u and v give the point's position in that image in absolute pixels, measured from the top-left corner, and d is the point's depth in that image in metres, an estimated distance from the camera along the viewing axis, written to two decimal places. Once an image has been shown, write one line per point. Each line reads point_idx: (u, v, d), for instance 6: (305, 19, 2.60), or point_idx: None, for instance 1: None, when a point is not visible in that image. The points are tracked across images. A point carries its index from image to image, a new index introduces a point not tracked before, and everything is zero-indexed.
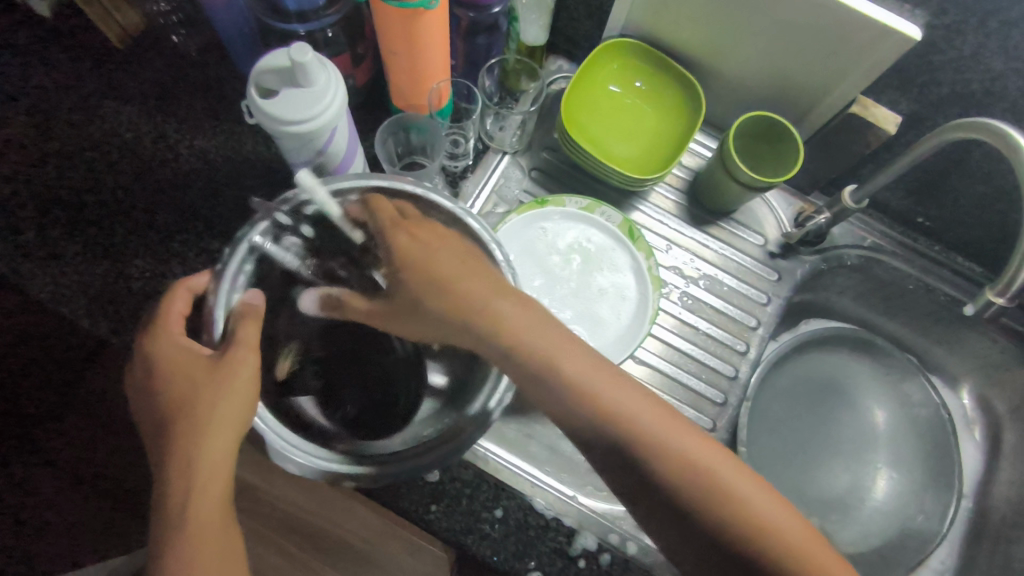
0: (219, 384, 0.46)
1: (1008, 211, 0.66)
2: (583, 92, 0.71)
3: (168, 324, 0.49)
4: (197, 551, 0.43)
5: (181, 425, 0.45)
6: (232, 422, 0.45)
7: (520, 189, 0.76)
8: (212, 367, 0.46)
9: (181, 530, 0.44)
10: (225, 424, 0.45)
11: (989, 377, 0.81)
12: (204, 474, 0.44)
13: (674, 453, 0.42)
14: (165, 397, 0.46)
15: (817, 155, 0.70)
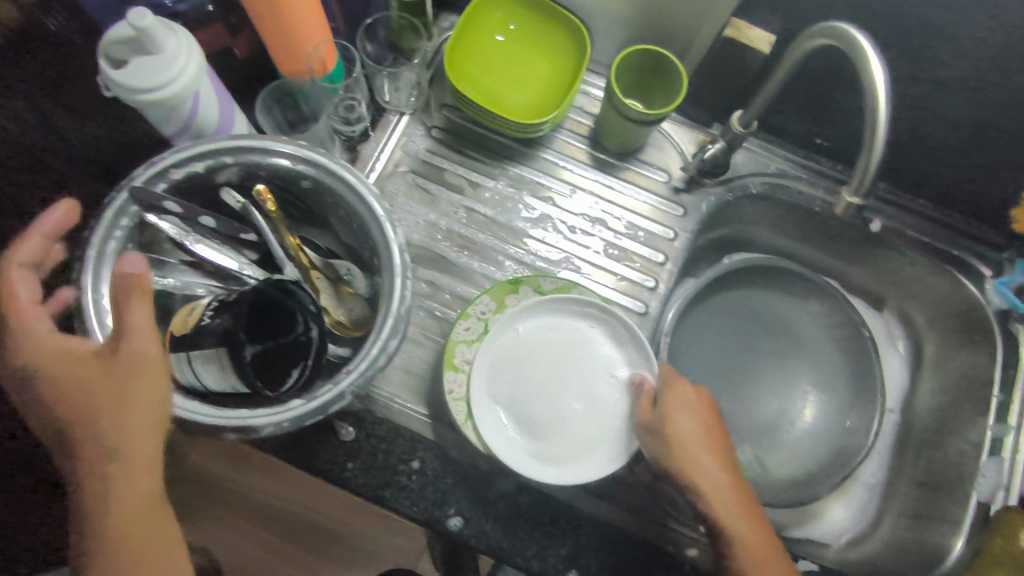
0: (130, 377, 0.42)
1: (893, 121, 0.67)
2: (470, 45, 0.71)
3: (32, 323, 0.44)
4: (124, 522, 0.42)
5: (75, 417, 0.42)
6: (149, 405, 0.43)
7: (423, 146, 0.75)
8: (111, 358, 0.43)
9: (109, 507, 0.42)
10: (143, 408, 0.43)
11: (904, 290, 0.83)
12: (143, 461, 0.43)
13: None
14: (45, 386, 0.43)
15: (706, 86, 0.70)
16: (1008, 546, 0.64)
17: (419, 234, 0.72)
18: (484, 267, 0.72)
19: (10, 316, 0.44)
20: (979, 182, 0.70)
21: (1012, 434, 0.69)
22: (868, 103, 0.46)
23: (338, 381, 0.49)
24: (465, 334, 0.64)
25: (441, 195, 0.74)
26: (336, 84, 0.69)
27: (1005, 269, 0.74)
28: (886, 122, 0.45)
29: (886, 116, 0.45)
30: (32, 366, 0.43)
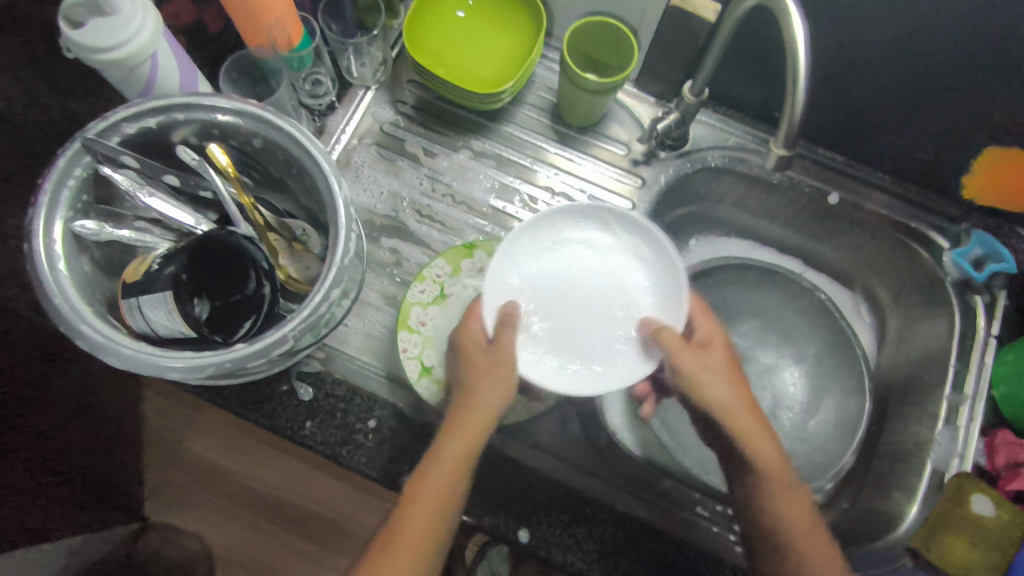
0: (489, 377, 0.56)
1: (843, 90, 0.69)
2: (431, 20, 0.73)
3: (468, 323, 0.60)
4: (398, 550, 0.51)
5: (463, 411, 0.56)
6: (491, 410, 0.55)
7: (388, 122, 0.77)
8: (486, 348, 0.57)
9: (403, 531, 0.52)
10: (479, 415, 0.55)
11: (870, 267, 0.83)
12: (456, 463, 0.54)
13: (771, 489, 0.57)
14: (480, 380, 0.56)
15: (661, 56, 0.71)
16: (957, 509, 0.64)
17: (382, 204, 0.74)
18: (444, 236, 0.73)
19: (465, 339, 0.59)
20: (932, 152, 0.71)
21: (967, 403, 0.70)
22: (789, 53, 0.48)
23: (282, 326, 0.49)
24: (420, 297, 0.65)
25: (406, 167, 0.76)
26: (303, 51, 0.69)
27: (963, 241, 0.75)
28: (802, 83, 0.49)
29: (805, 67, 0.48)
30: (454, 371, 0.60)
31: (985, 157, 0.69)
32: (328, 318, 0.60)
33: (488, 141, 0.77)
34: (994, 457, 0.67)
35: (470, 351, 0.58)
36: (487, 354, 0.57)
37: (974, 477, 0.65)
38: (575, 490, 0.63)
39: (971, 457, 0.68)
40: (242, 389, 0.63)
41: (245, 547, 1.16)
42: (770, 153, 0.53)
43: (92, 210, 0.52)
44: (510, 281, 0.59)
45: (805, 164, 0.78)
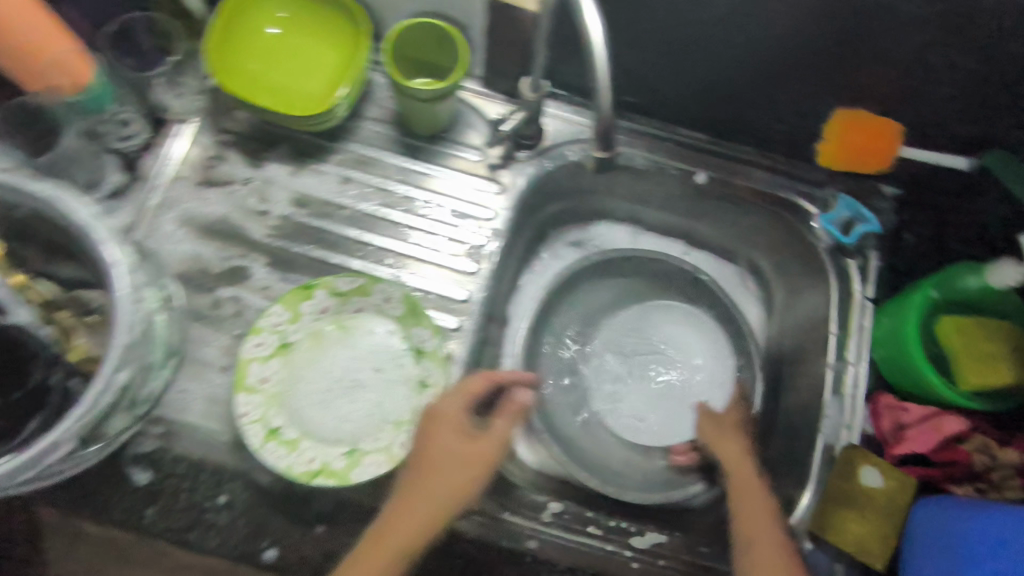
0: (465, 471, 0.52)
1: (686, 67, 0.66)
2: (240, 39, 0.66)
3: (454, 400, 0.55)
4: None
5: (423, 505, 0.51)
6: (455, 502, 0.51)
7: (209, 156, 0.69)
8: (468, 437, 0.53)
9: None
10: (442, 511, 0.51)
11: (749, 241, 0.81)
12: None
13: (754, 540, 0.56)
14: (454, 473, 0.52)
15: (498, 54, 0.66)
16: (846, 484, 0.63)
17: (213, 249, 0.66)
18: (287, 275, 0.66)
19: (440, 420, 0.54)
20: (786, 120, 0.69)
21: (850, 370, 0.68)
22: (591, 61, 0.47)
23: (52, 431, 0.42)
24: (256, 351, 0.59)
25: (236, 203, 0.68)
26: (96, 89, 0.61)
27: (831, 205, 0.73)
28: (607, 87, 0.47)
29: (608, 76, 0.48)
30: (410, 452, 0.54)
31: (836, 119, 0.67)
32: (141, 397, 0.54)
33: (326, 164, 0.70)
34: (878, 422, 0.66)
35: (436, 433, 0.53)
36: (473, 443, 0.53)
37: (860, 449, 0.64)
38: (455, 535, 0.59)
39: (859, 426, 0.66)
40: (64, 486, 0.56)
41: None
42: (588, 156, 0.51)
43: None
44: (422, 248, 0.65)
45: (668, 147, 0.75)
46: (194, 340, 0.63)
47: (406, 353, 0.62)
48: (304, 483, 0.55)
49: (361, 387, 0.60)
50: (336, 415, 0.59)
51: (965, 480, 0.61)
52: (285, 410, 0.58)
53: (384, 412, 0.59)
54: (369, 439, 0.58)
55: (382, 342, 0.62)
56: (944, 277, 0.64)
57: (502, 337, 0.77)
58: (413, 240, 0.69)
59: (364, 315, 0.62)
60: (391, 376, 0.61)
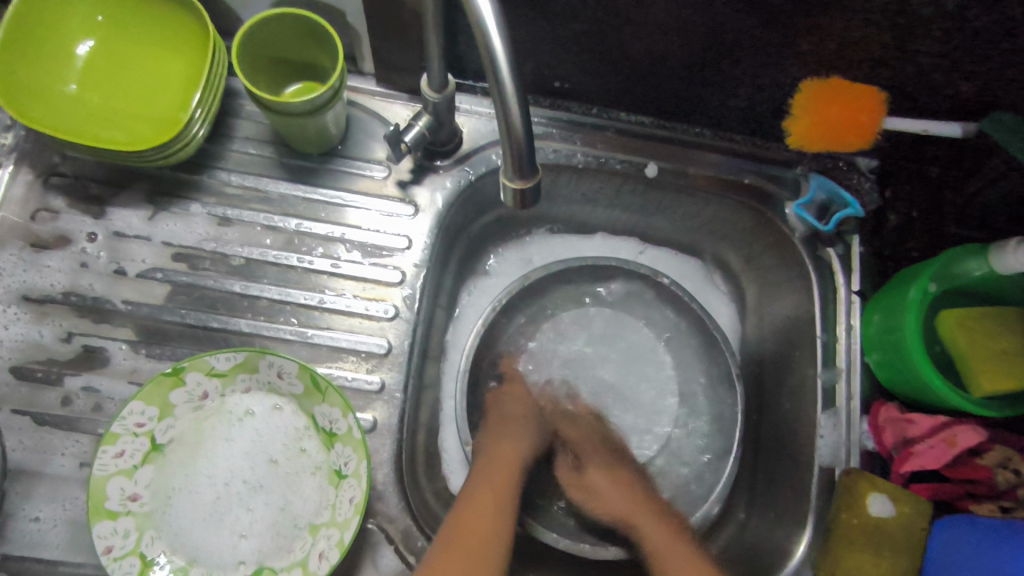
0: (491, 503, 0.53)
1: (621, 44, 0.54)
2: (45, 55, 0.50)
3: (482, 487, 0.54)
4: None
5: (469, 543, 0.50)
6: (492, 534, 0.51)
7: (37, 208, 0.54)
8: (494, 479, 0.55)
9: None
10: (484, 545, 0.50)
11: (712, 234, 0.71)
12: None
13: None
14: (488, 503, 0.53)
15: (387, 46, 0.53)
16: (854, 520, 0.54)
17: (52, 329, 0.52)
18: (155, 351, 0.52)
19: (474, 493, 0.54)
20: (744, 96, 0.58)
21: (842, 378, 0.59)
22: (484, 65, 0.34)
23: None
24: (120, 462, 0.46)
25: (78, 266, 0.53)
26: None
27: (803, 186, 0.63)
28: (516, 95, 0.35)
29: (512, 84, 0.34)
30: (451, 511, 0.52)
31: (800, 93, 0.56)
32: None
33: (192, 202, 0.56)
34: (880, 438, 0.57)
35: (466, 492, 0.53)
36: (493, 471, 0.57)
37: (865, 475, 0.55)
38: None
39: (857, 443, 0.58)
40: None
41: None
42: (503, 179, 0.39)
43: None
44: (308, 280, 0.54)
45: (609, 137, 0.63)
46: (41, 452, 0.49)
47: (315, 432, 0.49)
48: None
49: (261, 481, 0.48)
50: (231, 527, 0.47)
51: (986, 497, 0.53)
52: (164, 531, 0.46)
53: (294, 511, 0.48)
54: (278, 550, 0.47)
55: (278, 425, 0.49)
56: (940, 264, 0.55)
57: (439, 380, 0.65)
58: (314, 286, 0.56)
59: (255, 392, 0.49)
60: (298, 463, 0.49)
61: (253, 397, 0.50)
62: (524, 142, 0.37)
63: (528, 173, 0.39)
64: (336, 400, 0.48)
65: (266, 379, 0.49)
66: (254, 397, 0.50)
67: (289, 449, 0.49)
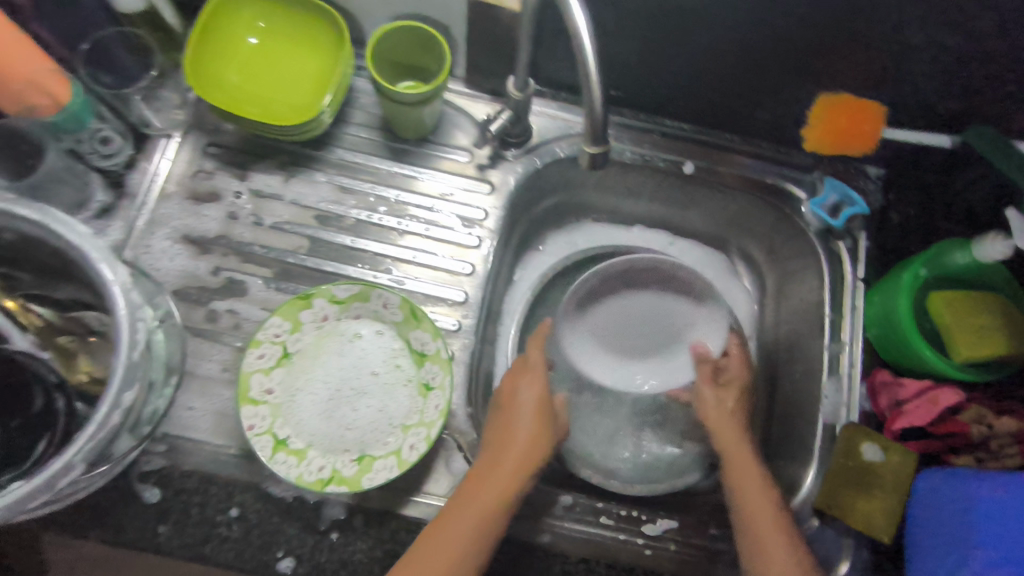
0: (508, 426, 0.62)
1: (670, 60, 0.67)
2: (220, 51, 0.65)
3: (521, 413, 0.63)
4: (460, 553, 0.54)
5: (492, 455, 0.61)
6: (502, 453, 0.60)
7: (196, 171, 0.68)
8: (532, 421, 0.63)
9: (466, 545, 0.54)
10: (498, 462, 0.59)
11: (739, 228, 0.82)
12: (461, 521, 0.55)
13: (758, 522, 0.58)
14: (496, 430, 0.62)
15: (481, 54, 0.67)
16: (851, 463, 0.64)
17: (205, 264, 0.65)
18: (283, 286, 0.66)
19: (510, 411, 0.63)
20: (770, 107, 0.70)
21: (846, 350, 0.69)
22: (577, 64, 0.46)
23: (62, 454, 0.41)
24: (259, 362, 0.60)
25: (228, 216, 0.67)
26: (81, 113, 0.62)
27: (818, 187, 0.74)
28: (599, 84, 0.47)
29: (596, 77, 0.46)
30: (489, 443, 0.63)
31: (817, 104, 0.68)
32: (146, 414, 0.54)
33: (315, 173, 0.70)
34: (877, 400, 0.67)
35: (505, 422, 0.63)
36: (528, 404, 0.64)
37: (860, 427, 0.65)
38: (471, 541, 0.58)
39: (857, 404, 0.68)
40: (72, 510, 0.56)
41: None
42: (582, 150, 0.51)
43: None
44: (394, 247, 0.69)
45: (654, 139, 0.75)
46: (193, 356, 0.62)
47: (407, 353, 0.63)
48: (318, 491, 0.56)
49: (364, 387, 0.61)
50: (341, 422, 0.60)
51: (965, 449, 0.63)
52: (291, 422, 0.60)
53: (389, 413, 0.61)
54: (376, 444, 0.60)
55: (379, 345, 0.63)
56: (932, 255, 0.66)
57: (499, 336, 0.77)
58: (406, 245, 0.69)
59: (364, 321, 0.64)
60: (393, 377, 0.62)
61: (361, 323, 0.64)
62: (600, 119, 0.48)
63: (601, 142, 0.51)
64: (427, 328, 0.62)
65: (373, 311, 0.64)
66: (362, 325, 0.64)
67: (386, 364, 0.63)
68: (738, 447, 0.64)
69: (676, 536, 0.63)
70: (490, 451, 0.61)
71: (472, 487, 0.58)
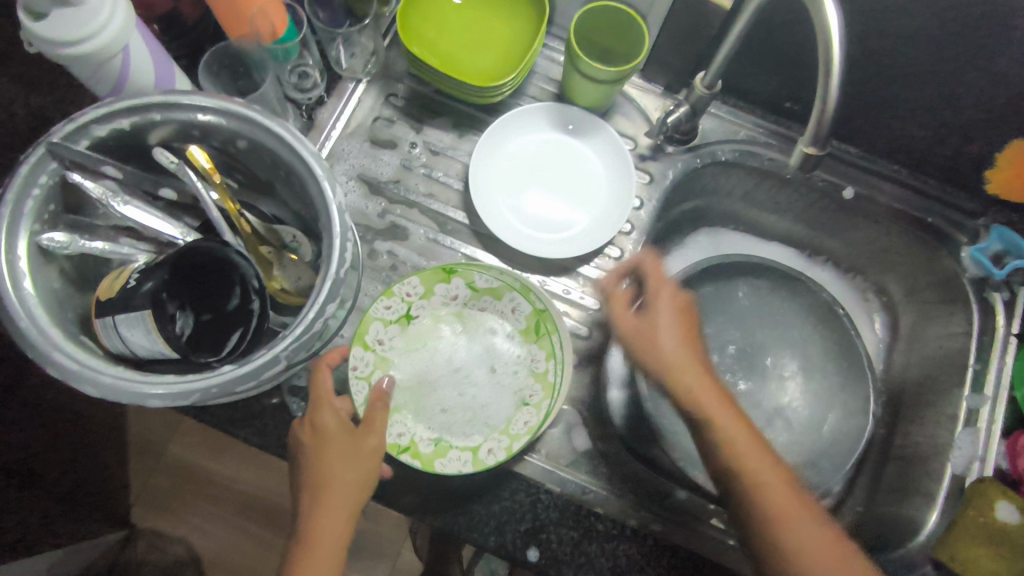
0: (328, 447, 0.52)
1: (860, 82, 0.66)
2: (424, 8, 0.68)
3: (317, 422, 0.53)
4: (317, 544, 0.51)
5: (306, 480, 0.52)
6: (347, 473, 0.52)
7: (377, 117, 0.72)
8: (343, 435, 0.53)
9: (306, 545, 0.51)
10: (333, 473, 0.52)
11: (881, 263, 0.80)
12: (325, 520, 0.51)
13: (794, 519, 0.51)
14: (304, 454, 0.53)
15: (671, 46, 0.67)
16: (981, 519, 0.61)
17: (373, 204, 0.69)
18: (442, 239, 0.69)
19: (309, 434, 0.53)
20: (953, 145, 0.68)
21: (987, 405, 0.67)
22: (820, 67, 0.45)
23: (271, 346, 0.45)
24: (385, 312, 0.63)
25: (403, 164, 0.71)
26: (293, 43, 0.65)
27: (981, 236, 0.72)
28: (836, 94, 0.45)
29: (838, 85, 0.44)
30: (305, 447, 0.53)
31: (1007, 150, 0.66)
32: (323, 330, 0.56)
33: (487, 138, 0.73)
34: (1016, 461, 0.64)
35: (314, 426, 0.53)
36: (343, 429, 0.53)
37: (996, 484, 0.62)
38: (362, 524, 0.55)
39: (992, 460, 0.66)
40: (231, 407, 0.60)
41: (233, 552, 1.12)
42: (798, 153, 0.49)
43: (62, 222, 0.48)
44: (507, 213, 0.69)
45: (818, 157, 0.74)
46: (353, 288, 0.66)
47: (523, 361, 0.65)
48: (391, 454, 0.59)
49: (473, 377, 0.64)
50: (439, 399, 0.63)
51: None
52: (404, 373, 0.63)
53: (488, 414, 0.63)
54: (458, 434, 0.62)
55: (499, 346, 0.66)
56: None
57: None
58: (539, 212, 0.70)
59: (472, 318, 0.66)
60: (506, 380, 0.64)
61: (489, 317, 0.66)
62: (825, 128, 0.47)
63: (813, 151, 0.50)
64: (545, 347, 0.65)
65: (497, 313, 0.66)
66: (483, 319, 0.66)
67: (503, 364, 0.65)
68: (722, 413, 0.55)
69: None
70: (323, 467, 0.52)
71: (303, 558, 0.50)
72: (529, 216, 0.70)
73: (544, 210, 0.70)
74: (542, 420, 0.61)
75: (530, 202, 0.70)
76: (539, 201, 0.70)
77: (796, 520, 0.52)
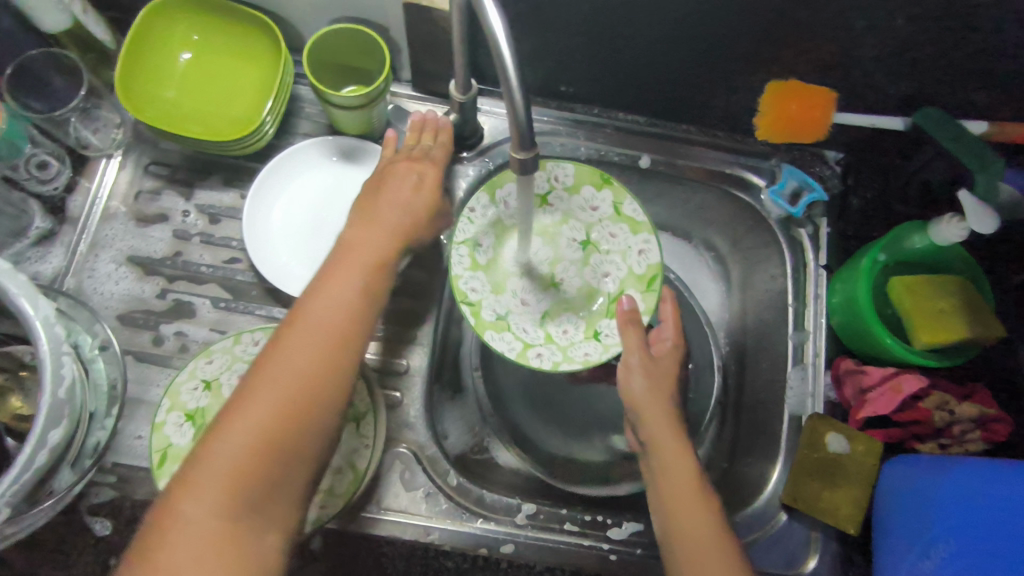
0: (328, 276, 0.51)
1: (615, 53, 0.65)
2: (153, 68, 0.63)
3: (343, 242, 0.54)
4: (254, 391, 0.45)
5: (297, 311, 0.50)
6: (335, 299, 0.50)
7: (138, 191, 0.67)
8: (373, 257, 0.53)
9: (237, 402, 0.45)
10: (326, 296, 0.50)
11: (700, 220, 0.80)
12: (281, 363, 0.46)
13: (687, 508, 0.53)
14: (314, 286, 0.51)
15: (421, 55, 0.64)
16: (813, 454, 0.64)
17: (151, 286, 0.64)
18: (234, 306, 0.65)
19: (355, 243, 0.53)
20: (722, 97, 0.69)
21: (811, 339, 0.69)
22: (496, 68, 0.42)
23: None
24: (207, 370, 0.59)
25: (176, 236, 0.66)
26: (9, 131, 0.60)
27: (777, 175, 0.72)
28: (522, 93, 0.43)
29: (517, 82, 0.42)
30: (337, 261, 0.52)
31: (769, 92, 0.66)
32: (88, 446, 0.55)
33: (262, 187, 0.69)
34: (842, 390, 0.66)
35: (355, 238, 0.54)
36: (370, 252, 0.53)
37: (823, 417, 0.64)
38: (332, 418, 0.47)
39: (821, 394, 0.67)
40: (24, 547, 0.55)
41: None
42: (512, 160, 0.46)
43: None
44: (291, 263, 0.66)
45: (607, 132, 0.74)
46: (142, 383, 0.61)
47: (583, 246, 0.72)
48: (459, 301, 0.64)
49: (566, 260, 0.72)
50: (496, 284, 0.70)
51: (929, 437, 0.62)
52: (494, 273, 0.70)
53: (580, 304, 0.71)
54: (522, 322, 0.69)
55: (569, 229, 0.72)
56: (890, 239, 0.64)
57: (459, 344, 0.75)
58: (323, 254, 0.66)
59: (616, 241, 0.71)
60: (568, 258, 0.72)
61: (558, 208, 0.72)
62: (525, 126, 0.44)
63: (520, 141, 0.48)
64: (648, 300, 0.67)
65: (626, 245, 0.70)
66: (617, 239, 0.71)
67: (572, 244, 0.72)
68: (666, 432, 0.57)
69: (642, 540, 0.61)
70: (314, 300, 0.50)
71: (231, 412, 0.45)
72: (315, 260, 0.66)
73: (331, 249, 0.67)
74: (601, 357, 0.66)
75: (313, 247, 0.67)
76: (323, 241, 0.67)
77: (696, 505, 0.53)
